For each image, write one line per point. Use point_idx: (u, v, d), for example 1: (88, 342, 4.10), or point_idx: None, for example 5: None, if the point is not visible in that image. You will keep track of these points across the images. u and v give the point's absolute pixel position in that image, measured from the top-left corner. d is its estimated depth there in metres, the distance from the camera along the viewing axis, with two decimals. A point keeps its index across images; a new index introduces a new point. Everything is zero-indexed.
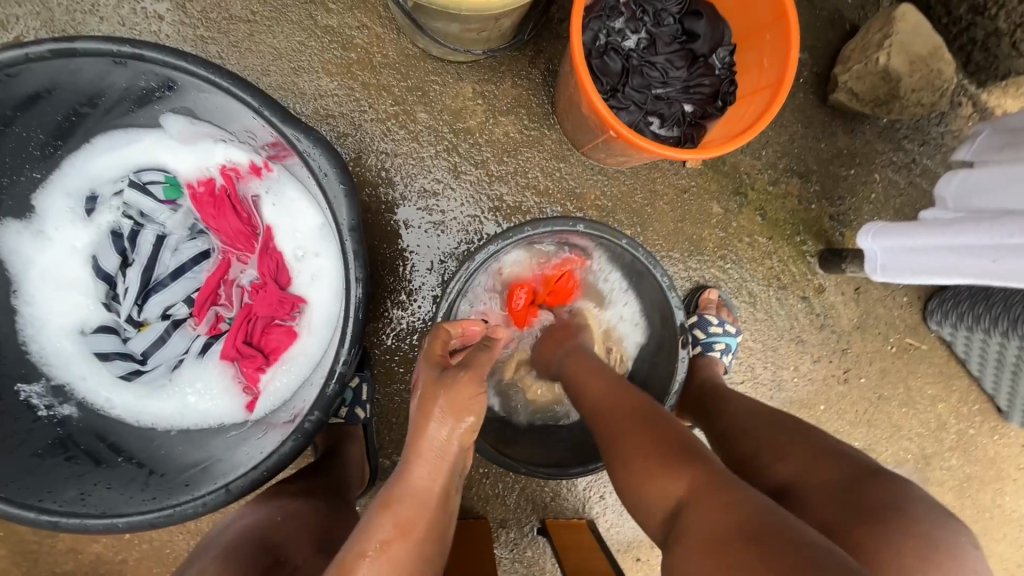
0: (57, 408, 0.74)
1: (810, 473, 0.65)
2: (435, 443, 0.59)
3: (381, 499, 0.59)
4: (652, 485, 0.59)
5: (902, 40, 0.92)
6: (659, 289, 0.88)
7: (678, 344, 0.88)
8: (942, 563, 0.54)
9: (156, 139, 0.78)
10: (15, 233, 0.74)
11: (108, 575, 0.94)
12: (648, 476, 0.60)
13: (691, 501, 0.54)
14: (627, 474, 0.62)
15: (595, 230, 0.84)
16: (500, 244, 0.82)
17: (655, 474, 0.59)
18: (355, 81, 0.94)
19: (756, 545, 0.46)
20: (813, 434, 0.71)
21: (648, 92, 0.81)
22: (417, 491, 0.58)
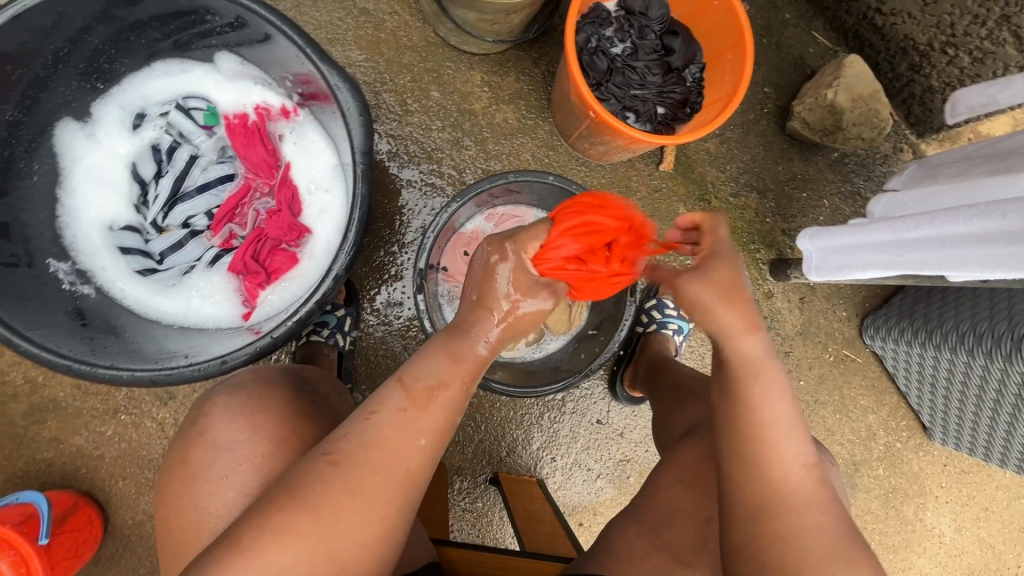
0: (78, 286, 0.84)
1: None
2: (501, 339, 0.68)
3: (447, 345, 0.65)
4: (790, 440, 0.63)
5: (849, 82, 1.09)
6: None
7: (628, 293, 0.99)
8: None
9: (205, 73, 0.91)
10: (71, 133, 0.86)
11: (84, 468, 0.99)
12: (796, 436, 0.63)
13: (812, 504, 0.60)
14: (762, 397, 0.63)
15: (563, 183, 0.96)
16: (483, 184, 0.93)
17: (796, 445, 0.63)
18: (380, 57, 1.08)
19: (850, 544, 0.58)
20: None
21: (627, 90, 0.96)
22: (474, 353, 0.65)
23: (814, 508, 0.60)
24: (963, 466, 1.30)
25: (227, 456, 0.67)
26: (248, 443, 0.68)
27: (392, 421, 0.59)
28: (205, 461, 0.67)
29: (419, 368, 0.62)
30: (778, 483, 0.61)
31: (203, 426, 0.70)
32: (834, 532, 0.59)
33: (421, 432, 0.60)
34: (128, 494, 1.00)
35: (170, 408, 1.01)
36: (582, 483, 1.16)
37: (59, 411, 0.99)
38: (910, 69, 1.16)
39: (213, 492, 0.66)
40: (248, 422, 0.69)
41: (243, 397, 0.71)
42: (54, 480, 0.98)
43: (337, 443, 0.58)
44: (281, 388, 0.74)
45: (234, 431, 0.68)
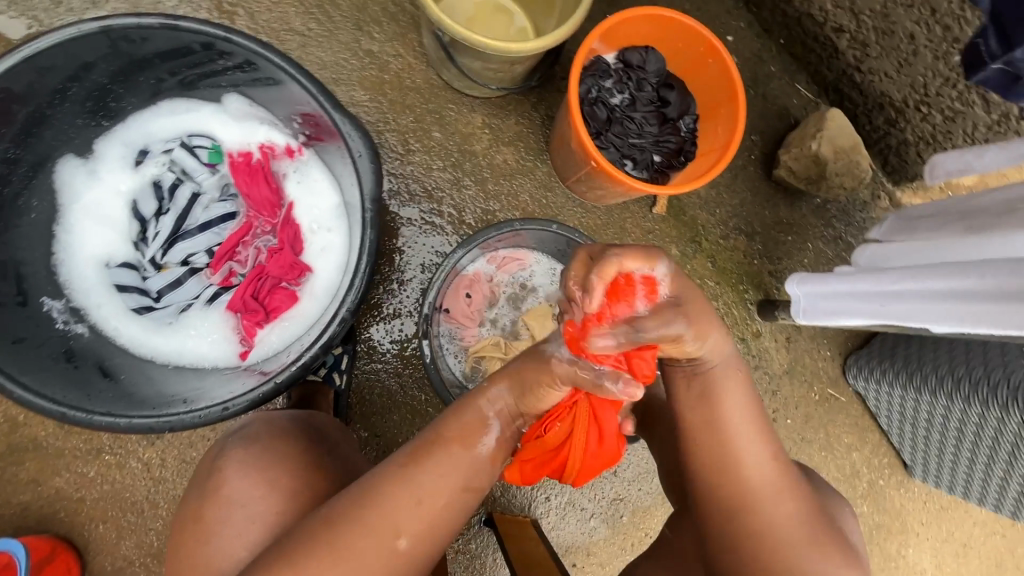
0: (72, 325, 0.83)
1: None
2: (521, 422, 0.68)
3: (456, 412, 0.66)
4: (779, 503, 0.65)
5: (830, 135, 1.15)
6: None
7: None
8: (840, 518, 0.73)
9: (210, 111, 0.91)
10: (72, 169, 0.85)
11: (62, 511, 0.95)
12: (787, 496, 0.66)
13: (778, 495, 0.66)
14: (729, 403, 0.67)
15: (565, 232, 1.00)
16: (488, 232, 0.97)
17: (761, 445, 0.67)
18: (384, 98, 1.10)
19: (817, 536, 0.64)
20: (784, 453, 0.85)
21: (625, 139, 1.00)
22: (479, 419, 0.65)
23: (777, 498, 0.65)
24: (942, 503, 1.34)
25: (241, 513, 0.65)
26: (262, 499, 0.66)
27: (392, 481, 0.62)
28: (219, 516, 0.66)
29: (428, 432, 0.66)
30: (746, 483, 0.66)
31: (219, 479, 0.68)
32: (800, 523, 0.65)
33: (418, 499, 0.61)
34: (108, 540, 0.96)
35: (157, 448, 0.98)
36: (575, 522, 1.15)
37: (39, 451, 0.95)
38: (886, 123, 1.24)
39: (225, 552, 0.64)
40: (263, 477, 0.68)
41: (256, 451, 0.70)
42: (31, 524, 0.94)
43: (336, 506, 0.61)
44: (290, 440, 0.73)
45: (250, 487, 0.67)
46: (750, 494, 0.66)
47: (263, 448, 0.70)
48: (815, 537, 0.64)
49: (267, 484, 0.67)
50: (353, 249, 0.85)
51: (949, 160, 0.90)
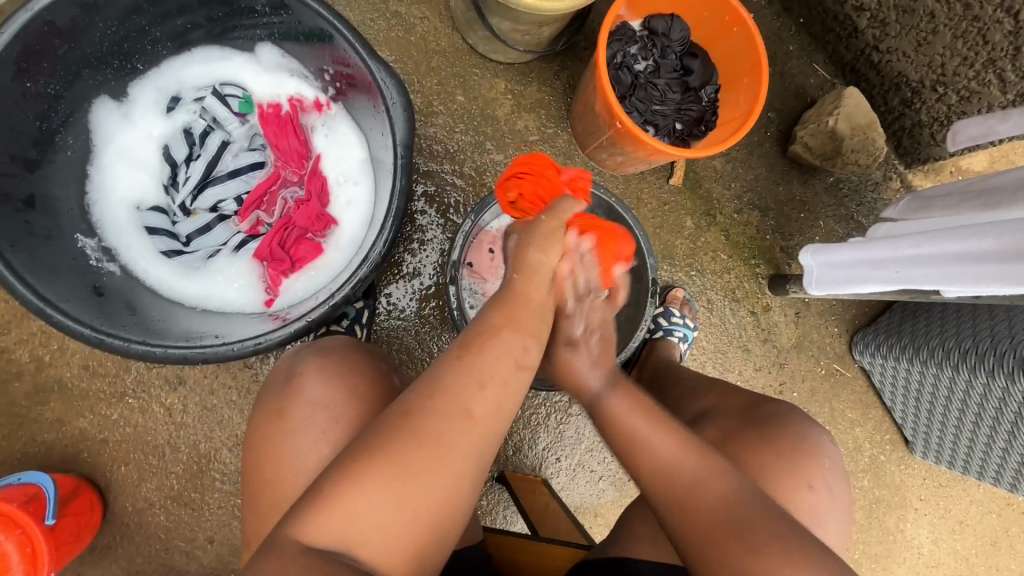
0: (104, 263, 0.84)
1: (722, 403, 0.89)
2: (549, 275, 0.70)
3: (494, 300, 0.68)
4: (658, 447, 0.68)
5: (849, 111, 1.17)
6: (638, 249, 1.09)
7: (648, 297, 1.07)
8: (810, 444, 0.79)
9: (243, 61, 0.92)
10: (107, 111, 0.87)
11: (86, 451, 0.97)
12: (661, 438, 0.69)
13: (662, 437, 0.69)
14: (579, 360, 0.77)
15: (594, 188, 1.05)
16: None
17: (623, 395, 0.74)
18: (409, 60, 1.12)
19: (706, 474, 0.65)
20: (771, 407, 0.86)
21: (648, 105, 1.02)
22: (528, 302, 0.68)
23: (655, 443, 0.69)
24: (941, 480, 1.37)
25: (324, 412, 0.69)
26: (342, 403, 0.69)
27: (452, 369, 0.61)
28: (301, 417, 0.69)
29: (473, 325, 0.66)
30: (619, 432, 0.72)
31: (299, 385, 0.71)
32: (688, 463, 0.66)
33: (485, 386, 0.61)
34: (130, 481, 0.98)
35: (179, 393, 1.00)
36: (584, 484, 1.18)
37: (64, 392, 0.97)
38: (902, 103, 1.25)
39: (308, 447, 0.67)
40: (345, 384, 0.71)
41: (333, 362, 0.73)
42: (55, 463, 0.96)
43: (406, 398, 0.60)
44: (361, 358, 0.76)
45: (330, 392, 0.70)
46: (631, 444, 0.70)
47: (340, 360, 0.74)
48: (699, 483, 0.64)
49: (342, 392, 0.70)
50: (381, 201, 0.87)
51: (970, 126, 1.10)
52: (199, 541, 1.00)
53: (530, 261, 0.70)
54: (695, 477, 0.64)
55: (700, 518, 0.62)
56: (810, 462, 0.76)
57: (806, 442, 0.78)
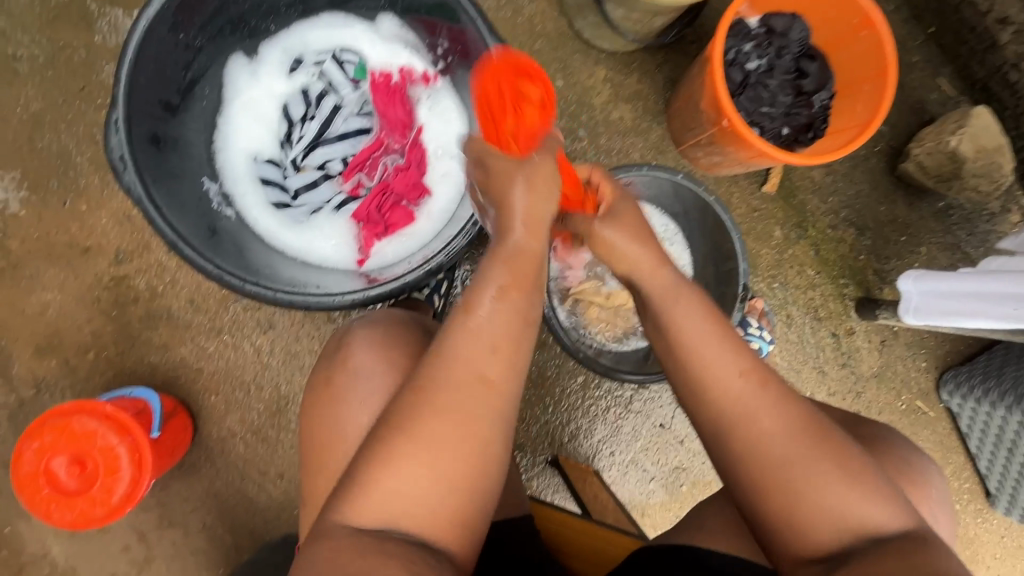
0: (223, 208, 0.90)
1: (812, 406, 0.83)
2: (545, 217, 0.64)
3: (496, 252, 0.63)
4: (776, 420, 0.63)
5: (974, 132, 1.08)
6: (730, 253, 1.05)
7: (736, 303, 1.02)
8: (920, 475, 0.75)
9: (364, 29, 0.95)
10: (239, 67, 0.93)
11: (183, 377, 1.06)
12: (764, 412, 0.63)
13: (760, 413, 0.63)
14: (679, 313, 0.67)
15: (690, 183, 1.02)
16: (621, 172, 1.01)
17: (727, 355, 0.65)
18: (514, 41, 1.13)
19: (823, 443, 0.62)
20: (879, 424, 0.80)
21: (757, 105, 0.98)
22: (526, 252, 0.63)
23: (755, 414, 0.63)
24: (1021, 541, 1.27)
25: (366, 380, 0.72)
26: (385, 373, 0.72)
27: (466, 336, 0.60)
28: (348, 385, 0.72)
29: (478, 283, 0.61)
30: (712, 400, 0.65)
31: (346, 353, 0.74)
32: (790, 438, 0.62)
33: (511, 333, 0.60)
34: (218, 410, 1.07)
35: (269, 336, 1.08)
36: (635, 481, 1.17)
37: (171, 321, 1.06)
38: None
39: (354, 414, 0.71)
40: (390, 354, 0.73)
41: (381, 332, 0.76)
42: (156, 383, 1.06)
43: (438, 351, 0.59)
44: (410, 329, 0.78)
45: (374, 362, 0.73)
46: (739, 416, 0.64)
47: (384, 329, 0.76)
48: (812, 448, 0.61)
49: (385, 361, 0.73)
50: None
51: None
52: (270, 476, 1.08)
53: (527, 211, 0.63)
54: (805, 453, 0.61)
55: (780, 448, 0.62)
56: (921, 491, 0.73)
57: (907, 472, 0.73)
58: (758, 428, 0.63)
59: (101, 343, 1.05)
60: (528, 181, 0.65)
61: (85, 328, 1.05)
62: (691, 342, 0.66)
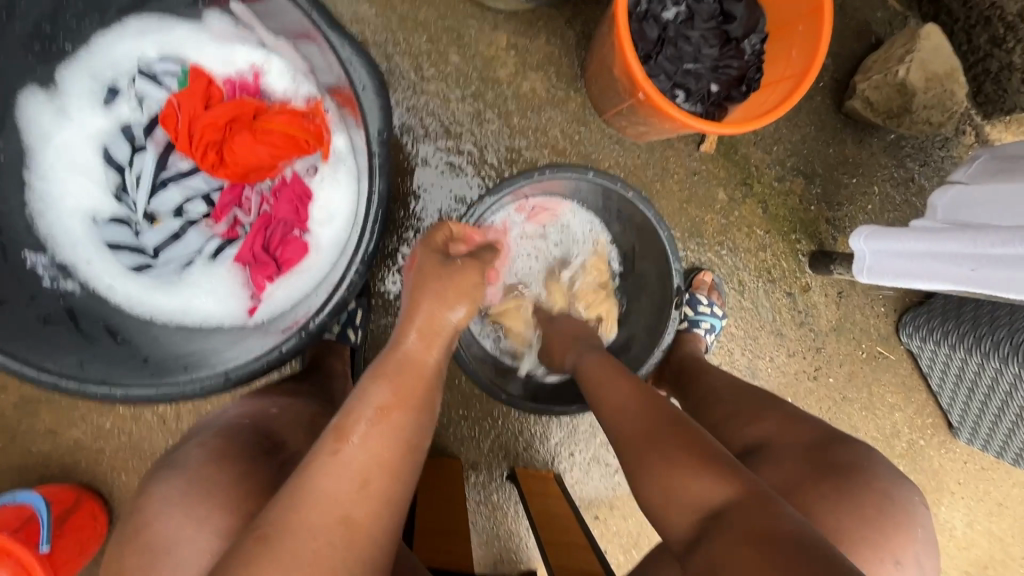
0: (60, 282, 0.75)
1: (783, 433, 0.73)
2: (445, 325, 0.63)
3: (378, 367, 0.60)
4: (636, 406, 0.70)
5: (924, 57, 0.96)
6: (661, 246, 0.96)
7: (673, 303, 0.97)
8: (901, 516, 0.65)
9: (187, 32, 0.79)
10: (38, 104, 0.75)
11: (83, 461, 0.94)
12: (639, 400, 0.70)
13: (643, 400, 0.70)
14: (594, 351, 0.82)
15: (604, 179, 0.92)
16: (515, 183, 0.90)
17: (625, 373, 0.75)
18: (393, 13, 0.94)
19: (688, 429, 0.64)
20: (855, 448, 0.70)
21: (679, 64, 0.84)
22: (415, 361, 0.61)
23: (632, 400, 0.71)
24: (982, 463, 1.29)
25: (167, 564, 0.54)
26: (193, 541, 0.55)
27: (325, 471, 0.51)
28: (143, 568, 0.55)
29: (355, 402, 0.57)
30: (606, 404, 0.73)
31: (142, 522, 0.57)
32: (651, 418, 0.67)
33: (377, 464, 0.53)
34: (132, 488, 0.96)
35: (171, 401, 0.95)
36: (600, 478, 1.12)
37: (53, 403, 0.93)
38: (990, 42, 1.04)
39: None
40: (195, 513, 0.56)
41: (186, 482, 0.59)
42: (52, 473, 0.94)
43: (273, 519, 0.49)
44: (226, 463, 0.60)
45: (175, 528, 0.56)
46: (619, 408, 0.71)
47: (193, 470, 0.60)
48: (670, 429, 0.64)
49: (192, 524, 0.56)
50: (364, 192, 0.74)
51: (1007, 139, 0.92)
52: None
53: (425, 318, 0.63)
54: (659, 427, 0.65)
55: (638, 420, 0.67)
56: (902, 534, 0.64)
57: (870, 499, 0.64)
58: (632, 415, 0.69)
59: None
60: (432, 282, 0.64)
61: None
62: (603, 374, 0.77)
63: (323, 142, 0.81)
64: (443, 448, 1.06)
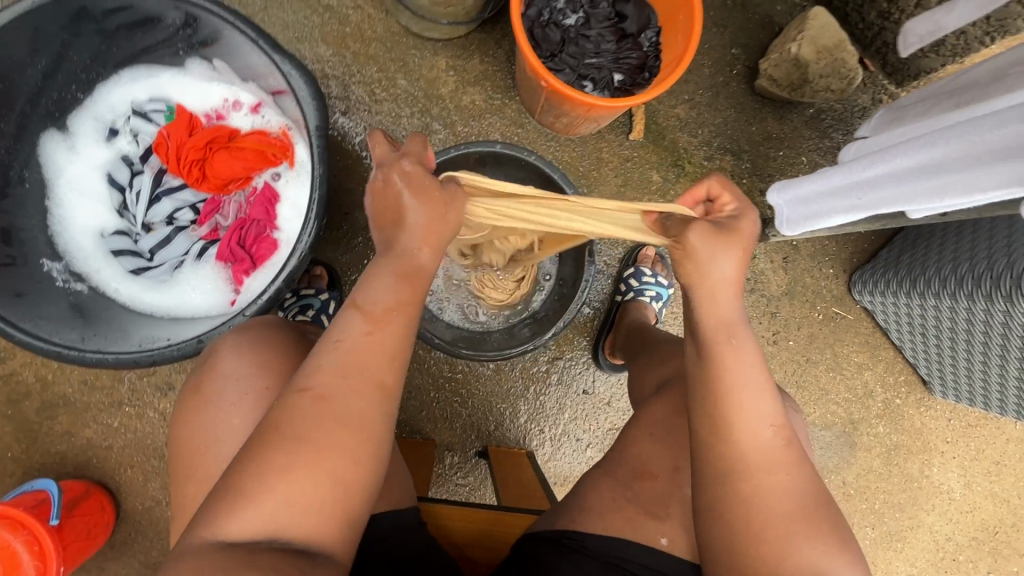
0: (72, 283, 0.90)
1: None
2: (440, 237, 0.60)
3: (396, 264, 0.60)
4: (780, 489, 0.60)
5: (813, 34, 1.07)
6: None
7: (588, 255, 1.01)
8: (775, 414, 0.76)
9: (170, 76, 0.97)
10: (54, 144, 0.92)
11: (95, 458, 1.05)
12: (782, 472, 0.61)
13: (772, 468, 0.61)
14: (730, 360, 0.61)
15: (513, 150, 0.98)
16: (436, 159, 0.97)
17: (766, 406, 0.62)
18: (347, 51, 1.12)
19: (816, 518, 0.61)
20: None
21: (581, 59, 0.98)
22: (418, 265, 0.60)
23: (774, 471, 0.61)
24: (968, 420, 1.27)
25: (231, 387, 0.70)
26: (252, 375, 0.70)
27: (355, 341, 0.58)
28: (215, 390, 0.70)
29: (375, 291, 0.59)
30: (743, 451, 0.61)
31: (215, 359, 0.72)
32: (792, 497, 0.60)
33: (388, 355, 0.59)
34: (137, 482, 1.06)
35: (171, 398, 1.07)
36: (571, 453, 1.17)
37: (69, 406, 1.05)
38: (880, 17, 1.14)
39: (220, 419, 0.69)
40: (258, 357, 0.71)
41: (252, 337, 0.73)
42: (68, 469, 1.05)
43: (313, 377, 0.57)
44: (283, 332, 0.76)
45: (242, 367, 0.71)
46: (760, 475, 0.60)
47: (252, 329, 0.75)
48: (809, 519, 0.60)
49: (252, 365, 0.71)
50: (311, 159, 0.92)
51: (905, 100, 0.98)
52: None
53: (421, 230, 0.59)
54: (782, 505, 0.60)
55: (777, 504, 0.60)
56: None
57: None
58: (765, 488, 0.60)
59: (4, 444, 1.04)
60: (713, 238, 0.60)
61: None
62: (737, 399, 0.61)
63: (288, 154, 0.97)
64: (418, 429, 1.13)
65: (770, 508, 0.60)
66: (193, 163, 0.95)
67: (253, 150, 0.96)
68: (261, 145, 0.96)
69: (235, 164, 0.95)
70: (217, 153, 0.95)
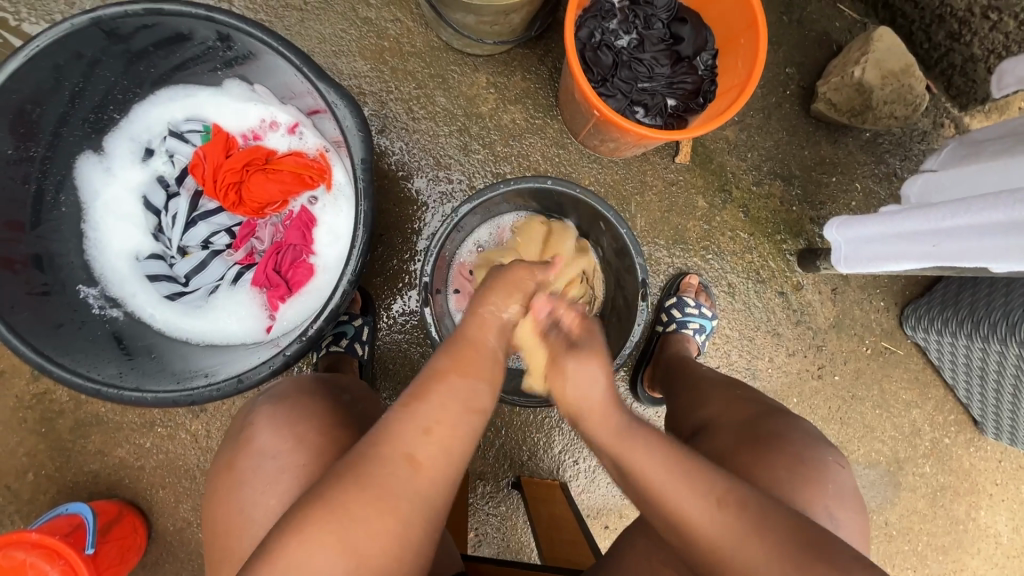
0: (108, 310, 0.89)
1: (730, 412, 0.81)
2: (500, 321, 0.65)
3: (450, 346, 0.63)
4: (692, 512, 0.56)
5: (878, 57, 1.01)
6: (624, 245, 0.99)
7: (639, 296, 0.98)
8: (812, 473, 0.70)
9: (207, 95, 0.94)
10: (90, 166, 0.90)
11: (127, 478, 1.05)
12: (691, 496, 0.58)
13: (676, 501, 0.58)
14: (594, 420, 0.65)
15: (562, 186, 0.97)
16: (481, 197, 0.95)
17: (643, 447, 0.61)
18: (385, 66, 1.08)
19: (753, 527, 0.55)
20: (788, 419, 0.77)
21: (634, 83, 0.93)
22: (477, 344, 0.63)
23: (678, 499, 0.58)
24: (1019, 462, 1.22)
25: (265, 465, 0.67)
26: (291, 451, 0.68)
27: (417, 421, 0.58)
28: (250, 468, 0.68)
29: (426, 372, 0.61)
30: (643, 491, 0.60)
31: (249, 433, 0.71)
32: (709, 518, 0.56)
33: (436, 433, 0.57)
34: (168, 503, 1.05)
35: (202, 420, 1.06)
36: (606, 485, 1.14)
37: (101, 425, 1.05)
38: (949, 38, 1.08)
39: (256, 499, 0.66)
40: (292, 431, 0.69)
41: (287, 406, 0.72)
42: (101, 488, 1.04)
43: (392, 451, 0.56)
44: (315, 396, 0.75)
45: (278, 442, 0.69)
46: (666, 509, 0.58)
47: (279, 401, 0.73)
48: (743, 526, 0.55)
49: (289, 441, 0.68)
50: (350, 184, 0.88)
51: (978, 134, 0.93)
52: None
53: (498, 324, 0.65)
54: (698, 528, 0.56)
55: (705, 532, 0.56)
56: (813, 485, 0.69)
57: (807, 463, 0.71)
58: (679, 520, 0.57)
59: (38, 461, 1.04)
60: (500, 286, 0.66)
61: (17, 451, 1.03)
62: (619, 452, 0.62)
63: (325, 176, 0.94)
64: None
65: (725, 554, 0.55)
66: (229, 186, 0.92)
67: (289, 171, 0.93)
68: (296, 168, 0.93)
69: (272, 187, 0.92)
70: (253, 176, 0.92)
